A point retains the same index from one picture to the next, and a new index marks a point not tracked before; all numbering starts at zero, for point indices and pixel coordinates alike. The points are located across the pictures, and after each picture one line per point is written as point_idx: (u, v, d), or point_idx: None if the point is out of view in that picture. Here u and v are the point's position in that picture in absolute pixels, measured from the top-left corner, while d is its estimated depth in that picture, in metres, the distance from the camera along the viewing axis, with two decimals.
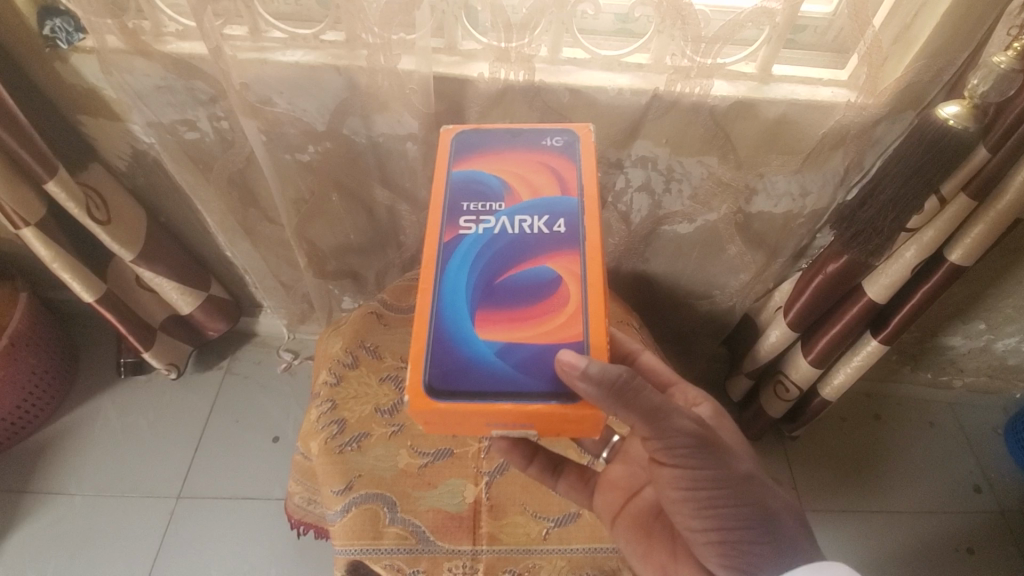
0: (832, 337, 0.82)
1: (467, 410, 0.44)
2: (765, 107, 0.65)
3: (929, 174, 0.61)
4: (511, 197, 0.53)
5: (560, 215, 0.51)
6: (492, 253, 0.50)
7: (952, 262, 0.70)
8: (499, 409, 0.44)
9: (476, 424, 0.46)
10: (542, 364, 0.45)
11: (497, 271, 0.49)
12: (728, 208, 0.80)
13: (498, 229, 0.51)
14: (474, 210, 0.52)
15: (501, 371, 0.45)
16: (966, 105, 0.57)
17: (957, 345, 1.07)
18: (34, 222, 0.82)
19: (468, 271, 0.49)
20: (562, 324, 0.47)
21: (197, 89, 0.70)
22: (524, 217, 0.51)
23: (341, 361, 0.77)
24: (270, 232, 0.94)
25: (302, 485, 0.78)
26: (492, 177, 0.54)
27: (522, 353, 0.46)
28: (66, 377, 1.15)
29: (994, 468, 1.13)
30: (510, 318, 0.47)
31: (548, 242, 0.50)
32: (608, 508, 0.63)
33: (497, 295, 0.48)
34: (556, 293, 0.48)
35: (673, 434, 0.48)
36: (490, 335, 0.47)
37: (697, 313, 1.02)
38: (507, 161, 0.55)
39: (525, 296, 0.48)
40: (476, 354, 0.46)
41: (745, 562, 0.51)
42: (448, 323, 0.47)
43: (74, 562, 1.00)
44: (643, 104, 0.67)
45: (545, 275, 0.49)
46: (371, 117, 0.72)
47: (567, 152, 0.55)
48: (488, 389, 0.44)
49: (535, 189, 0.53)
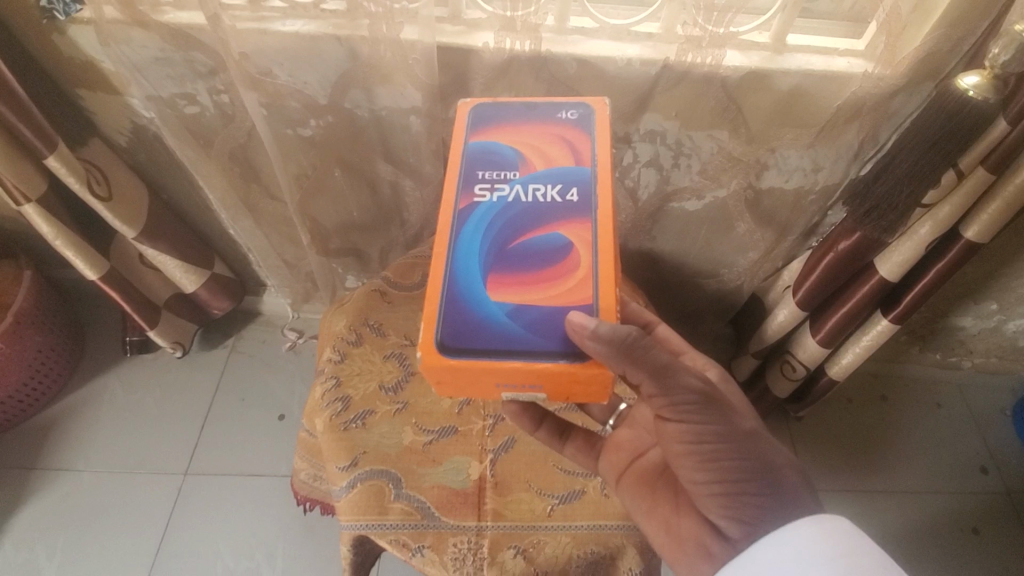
0: (842, 317, 0.81)
1: (478, 368, 0.44)
2: (779, 78, 0.63)
3: (946, 148, 0.59)
4: (526, 167, 0.51)
5: (573, 184, 0.50)
6: (506, 220, 0.49)
7: (967, 240, 0.69)
8: (508, 367, 0.43)
9: (488, 385, 0.46)
10: (553, 326, 0.44)
11: (510, 237, 0.48)
12: (738, 183, 0.78)
13: (512, 197, 0.50)
14: (488, 179, 0.51)
15: (511, 332, 0.44)
16: (986, 76, 0.55)
17: (967, 325, 1.06)
18: (35, 198, 0.81)
19: (482, 237, 0.48)
20: (572, 288, 0.46)
21: (196, 61, 0.69)
22: (537, 186, 0.50)
23: (344, 338, 0.77)
24: (272, 209, 0.93)
25: (308, 461, 0.78)
26: (506, 148, 0.53)
27: (532, 314, 0.45)
28: (72, 356, 1.16)
29: (1001, 449, 1.12)
30: (521, 281, 0.46)
31: (561, 210, 0.49)
32: (615, 468, 0.64)
33: (510, 260, 0.47)
34: (567, 258, 0.47)
35: (678, 390, 0.48)
36: (502, 297, 0.46)
37: (704, 292, 1.01)
38: (522, 133, 0.54)
39: (537, 260, 0.47)
40: (487, 315, 0.45)
41: (746, 515, 0.51)
42: (462, 285, 0.46)
43: (83, 537, 1.01)
44: (653, 75, 0.65)
45: (557, 241, 0.48)
46: (373, 90, 0.70)
47: (581, 125, 0.54)
48: (498, 348, 0.44)
49: (550, 160, 0.52)
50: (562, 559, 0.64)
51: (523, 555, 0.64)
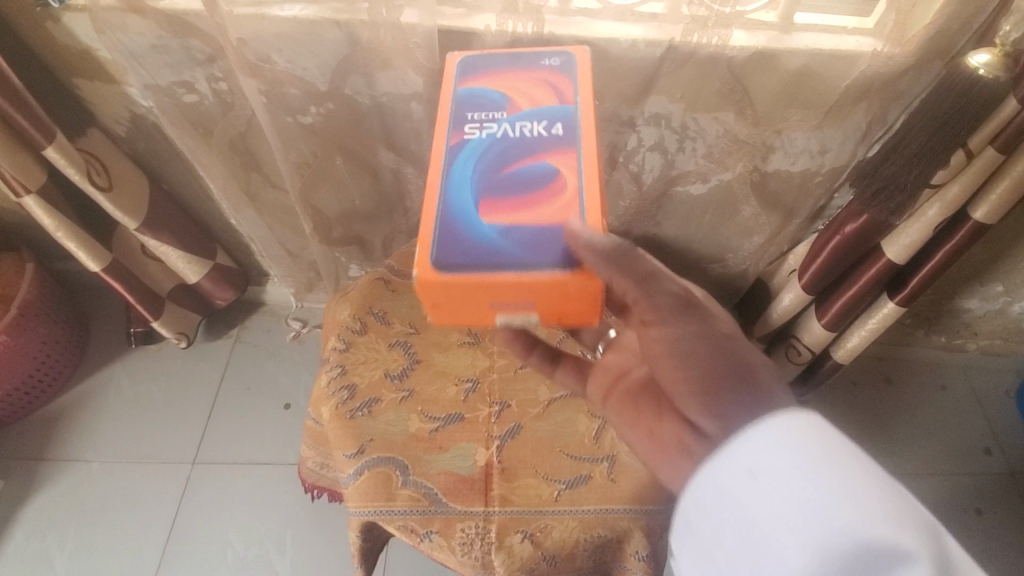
0: (848, 300, 0.81)
1: (470, 285, 0.44)
2: (786, 58, 0.62)
3: (957, 126, 0.59)
4: (513, 107, 0.51)
5: (559, 121, 0.49)
6: (494, 154, 0.48)
7: (976, 221, 0.68)
8: (501, 282, 0.43)
9: (482, 305, 0.46)
10: (542, 244, 0.44)
11: (499, 168, 0.48)
12: (744, 166, 0.77)
13: (500, 134, 0.49)
14: (477, 119, 0.50)
15: (502, 249, 0.44)
16: (997, 53, 0.55)
17: (973, 307, 1.05)
18: (35, 188, 0.81)
19: (472, 170, 0.48)
20: (559, 212, 0.46)
21: (194, 48, 0.68)
22: (523, 123, 0.50)
23: (349, 327, 0.77)
24: (274, 197, 0.92)
25: (315, 449, 0.77)
26: (493, 91, 0.52)
27: (522, 235, 0.45)
28: (78, 347, 1.16)
29: (1005, 430, 1.13)
30: (511, 208, 0.46)
31: (547, 143, 0.48)
32: (600, 389, 0.67)
33: (500, 190, 0.46)
34: (555, 188, 0.46)
35: (658, 293, 0.50)
36: (492, 222, 0.46)
37: (709, 277, 1.01)
38: (508, 77, 0.53)
39: (526, 190, 0.47)
40: (479, 237, 0.45)
41: (729, 411, 0.48)
42: (453, 214, 0.46)
43: (94, 525, 1.02)
44: (658, 56, 0.64)
45: (544, 172, 0.47)
46: (374, 75, 0.69)
47: (565, 69, 0.53)
48: (490, 265, 0.44)
49: (535, 100, 0.51)
50: (570, 542, 0.64)
51: (531, 539, 0.64)
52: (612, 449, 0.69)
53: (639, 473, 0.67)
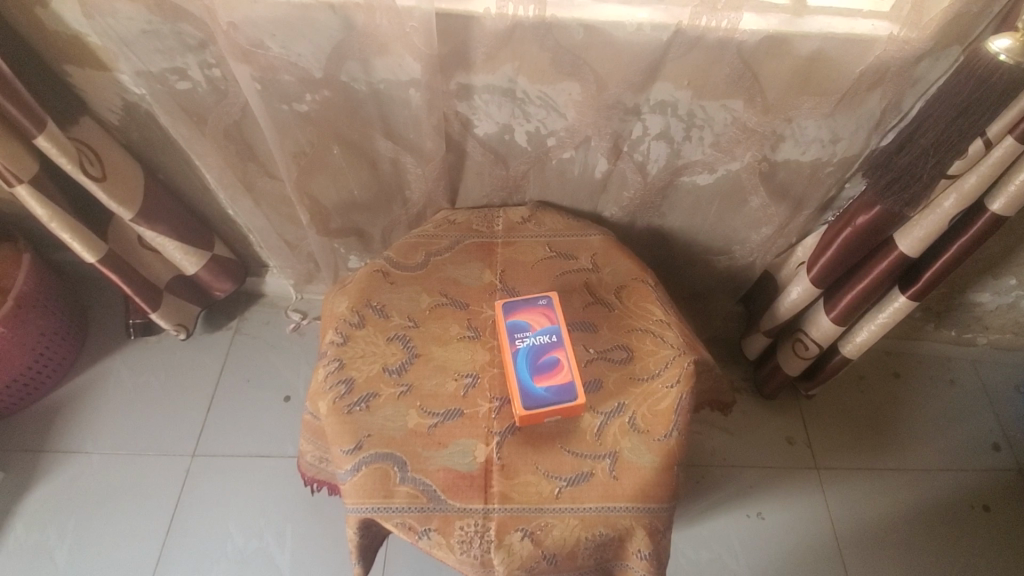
0: (858, 294, 0.79)
1: (538, 414, 0.65)
2: (798, 42, 0.59)
3: (978, 114, 0.57)
4: (530, 330, 0.69)
5: (553, 332, 0.68)
6: (528, 352, 0.67)
7: (993, 213, 0.66)
8: (548, 413, 0.66)
9: (540, 415, 0.66)
10: (565, 399, 0.65)
11: (534, 356, 0.67)
12: (752, 155, 0.75)
13: (527, 343, 0.68)
14: (515, 337, 0.68)
15: (544, 398, 0.65)
16: (1019, 38, 0.51)
17: (985, 301, 1.03)
18: (27, 178, 0.79)
19: (519, 359, 0.67)
20: (569, 386, 0.66)
21: (186, 33, 0.66)
22: (537, 337, 0.68)
23: (347, 320, 0.75)
24: (271, 187, 0.91)
25: (313, 444, 0.76)
26: (519, 322, 0.69)
27: (554, 392, 0.66)
28: (77, 339, 1.15)
29: (1014, 426, 1.11)
30: (546, 378, 0.66)
31: (552, 341, 0.68)
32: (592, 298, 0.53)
33: (534, 371, 0.66)
34: (563, 371, 0.66)
35: None
36: (540, 389, 0.66)
37: (715, 270, 0.99)
38: (522, 307, 0.70)
39: (549, 368, 0.66)
40: (537, 400, 0.65)
41: None
42: (519, 383, 0.66)
43: (95, 517, 1.02)
44: (665, 41, 0.61)
45: (555, 356, 0.67)
46: (370, 61, 0.67)
47: (549, 306, 0.71)
48: (543, 407, 0.65)
49: (540, 321, 0.69)
50: (570, 541, 0.64)
51: (531, 537, 0.64)
52: (615, 446, 0.67)
53: (642, 470, 0.66)
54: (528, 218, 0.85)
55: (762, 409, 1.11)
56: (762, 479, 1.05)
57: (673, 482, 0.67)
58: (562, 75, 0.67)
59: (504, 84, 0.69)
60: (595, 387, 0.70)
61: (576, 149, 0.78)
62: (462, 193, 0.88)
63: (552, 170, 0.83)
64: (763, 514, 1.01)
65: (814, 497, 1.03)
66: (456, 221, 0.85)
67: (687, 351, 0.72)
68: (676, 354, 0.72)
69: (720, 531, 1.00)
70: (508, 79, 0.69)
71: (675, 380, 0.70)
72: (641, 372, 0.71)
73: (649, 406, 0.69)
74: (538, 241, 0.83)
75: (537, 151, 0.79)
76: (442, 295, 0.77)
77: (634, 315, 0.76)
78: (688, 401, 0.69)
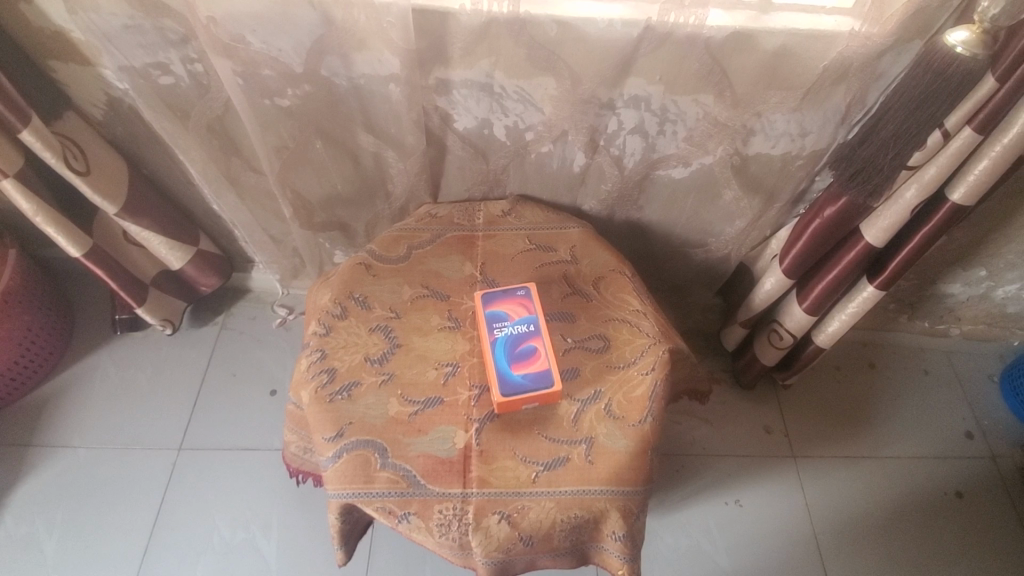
0: (828, 284, 0.81)
1: (515, 399, 0.67)
2: (763, 38, 0.61)
3: (933, 107, 0.59)
4: (509, 320, 0.70)
5: (530, 320, 0.70)
6: (506, 340, 0.69)
7: (953, 203, 0.68)
8: (526, 398, 0.67)
9: (519, 401, 0.68)
10: (541, 384, 0.67)
11: (512, 344, 0.68)
12: (724, 149, 0.77)
13: (505, 332, 0.69)
14: (494, 325, 0.70)
15: (522, 385, 0.67)
16: (975, 30, 0.54)
17: (955, 292, 1.06)
18: (12, 173, 0.80)
19: (498, 347, 0.68)
20: (546, 373, 0.68)
21: (167, 28, 0.67)
22: (515, 326, 0.70)
23: (329, 311, 0.77)
24: (255, 182, 0.92)
25: (297, 433, 0.77)
26: (498, 312, 0.71)
27: (531, 378, 0.67)
28: (64, 334, 1.16)
29: (986, 414, 1.14)
30: (524, 365, 0.68)
31: (529, 330, 0.69)
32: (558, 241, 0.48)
33: (512, 359, 0.68)
34: (539, 358, 0.68)
35: None
36: (519, 376, 0.67)
37: (693, 262, 1.01)
38: (502, 298, 0.72)
39: (527, 355, 0.68)
40: (515, 386, 0.67)
41: None
42: (497, 370, 0.67)
43: (81, 510, 1.03)
44: (635, 38, 0.63)
45: (531, 345, 0.68)
46: (350, 56, 0.69)
47: (527, 297, 0.72)
48: (521, 393, 0.67)
49: (519, 310, 0.71)
50: (547, 523, 0.66)
51: (508, 520, 0.65)
52: (591, 431, 0.69)
53: (617, 454, 0.68)
54: (509, 211, 0.87)
55: (741, 399, 1.14)
56: (740, 468, 1.07)
57: (648, 466, 0.69)
58: (538, 70, 0.68)
59: (482, 79, 0.71)
60: (572, 375, 0.72)
61: (554, 142, 0.80)
62: (444, 188, 0.90)
63: (531, 164, 0.84)
64: (741, 502, 1.04)
65: (792, 486, 1.06)
66: (438, 214, 0.87)
67: (662, 339, 0.74)
68: (652, 342, 0.74)
69: (700, 518, 1.02)
70: (486, 74, 0.70)
71: (650, 367, 0.72)
72: (617, 360, 0.73)
73: (625, 393, 0.71)
74: (518, 233, 0.84)
75: (516, 145, 0.81)
76: (423, 286, 0.79)
77: (611, 306, 0.78)
78: (662, 387, 0.71)
